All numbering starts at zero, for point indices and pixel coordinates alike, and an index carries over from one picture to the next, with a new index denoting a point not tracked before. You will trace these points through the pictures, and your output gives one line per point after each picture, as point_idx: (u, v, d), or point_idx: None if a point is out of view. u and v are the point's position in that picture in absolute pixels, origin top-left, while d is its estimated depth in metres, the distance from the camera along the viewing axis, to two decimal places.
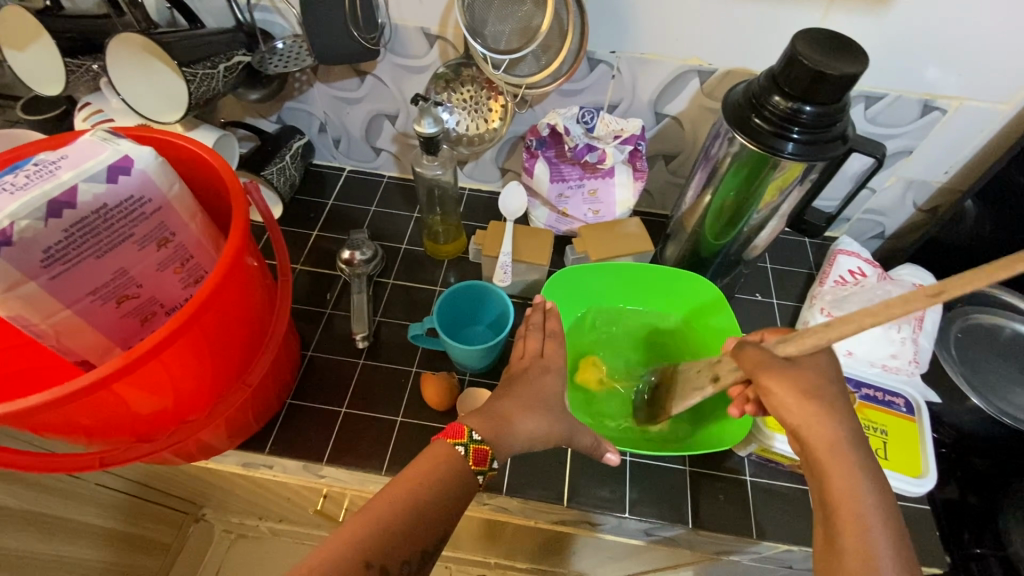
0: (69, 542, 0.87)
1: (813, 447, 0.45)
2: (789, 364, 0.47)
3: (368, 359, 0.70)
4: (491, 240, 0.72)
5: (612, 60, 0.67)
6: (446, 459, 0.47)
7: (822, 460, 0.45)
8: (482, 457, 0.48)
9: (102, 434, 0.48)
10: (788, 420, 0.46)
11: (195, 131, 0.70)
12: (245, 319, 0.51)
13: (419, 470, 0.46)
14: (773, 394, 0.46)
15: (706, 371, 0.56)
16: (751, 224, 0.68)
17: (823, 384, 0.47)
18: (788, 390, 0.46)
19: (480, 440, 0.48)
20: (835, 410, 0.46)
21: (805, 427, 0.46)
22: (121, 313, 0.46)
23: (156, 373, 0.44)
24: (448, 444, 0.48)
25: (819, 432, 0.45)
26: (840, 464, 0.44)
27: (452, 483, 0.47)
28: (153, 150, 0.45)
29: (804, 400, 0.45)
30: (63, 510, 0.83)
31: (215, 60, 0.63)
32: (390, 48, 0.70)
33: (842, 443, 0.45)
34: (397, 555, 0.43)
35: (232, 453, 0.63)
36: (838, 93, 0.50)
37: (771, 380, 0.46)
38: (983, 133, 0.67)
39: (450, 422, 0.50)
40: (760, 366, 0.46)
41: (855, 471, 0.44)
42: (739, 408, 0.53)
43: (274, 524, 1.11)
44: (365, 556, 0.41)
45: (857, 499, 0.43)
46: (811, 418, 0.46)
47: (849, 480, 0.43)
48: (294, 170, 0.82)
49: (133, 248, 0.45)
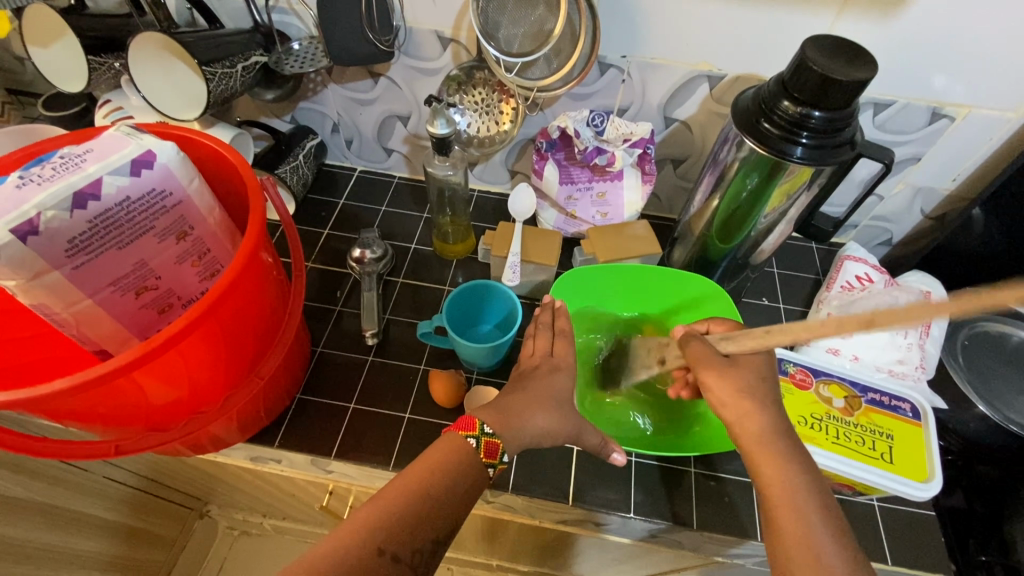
0: (77, 536, 0.88)
1: (745, 442, 0.47)
2: (729, 363, 0.48)
3: (376, 357, 0.71)
4: (500, 240, 0.73)
5: (622, 65, 0.68)
6: (458, 448, 0.48)
7: (754, 454, 0.47)
8: (493, 449, 0.49)
9: (118, 422, 0.49)
10: (724, 414, 0.48)
11: (212, 129, 0.72)
12: (260, 312, 0.52)
13: (429, 461, 0.47)
14: (707, 388, 0.48)
15: (656, 351, 0.60)
16: (759, 229, 0.69)
17: (755, 381, 0.48)
18: (721, 387, 0.47)
19: (491, 433, 0.49)
20: (762, 404, 0.48)
21: (736, 422, 0.48)
22: (140, 304, 0.47)
23: (172, 363, 0.45)
24: (459, 436, 0.49)
25: (748, 425, 0.47)
26: (772, 459, 0.46)
27: (465, 474, 0.47)
28: (175, 146, 0.45)
29: (740, 396, 0.47)
30: (73, 503, 0.85)
31: (233, 60, 0.64)
32: (403, 50, 0.71)
33: (771, 436, 0.47)
34: (409, 543, 0.43)
35: (243, 446, 0.64)
36: (847, 98, 0.50)
37: (709, 375, 0.48)
38: (991, 141, 0.68)
39: (461, 415, 0.51)
40: (699, 360, 0.48)
41: (784, 461, 0.46)
42: (677, 390, 0.59)
43: (277, 522, 1.13)
44: (377, 542, 0.42)
45: (790, 489, 0.45)
46: (744, 411, 0.48)
47: (780, 470, 0.45)
48: (307, 169, 0.83)
49: (153, 240, 0.45)
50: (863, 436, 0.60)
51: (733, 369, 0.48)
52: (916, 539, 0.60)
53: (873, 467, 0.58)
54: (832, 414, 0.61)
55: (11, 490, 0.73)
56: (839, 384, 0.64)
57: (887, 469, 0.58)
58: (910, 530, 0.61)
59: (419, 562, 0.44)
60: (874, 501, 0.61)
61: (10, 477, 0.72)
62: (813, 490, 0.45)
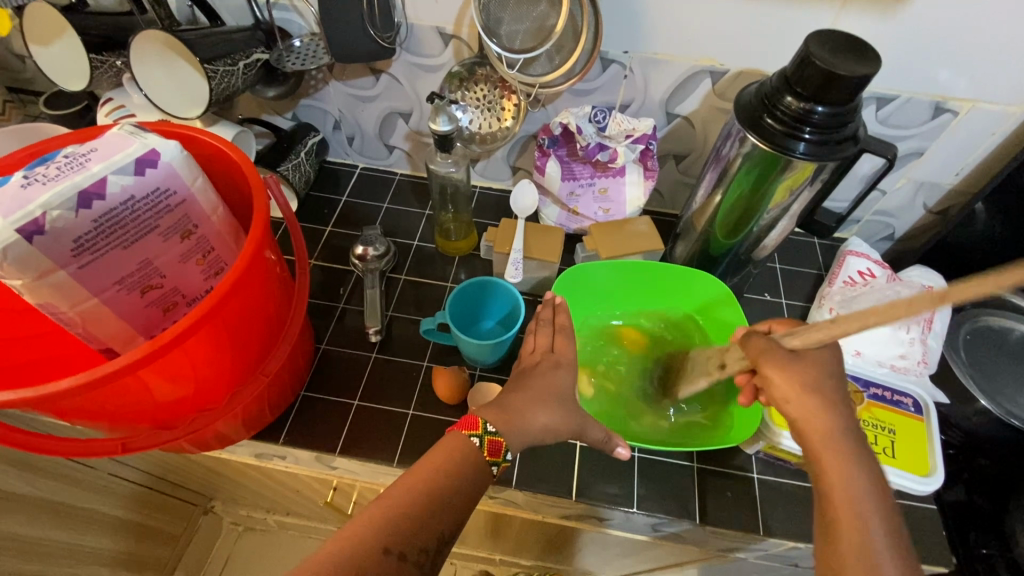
0: (84, 532, 0.89)
1: (809, 438, 0.46)
2: (794, 358, 0.47)
3: (380, 353, 0.71)
4: (502, 237, 0.73)
5: (624, 60, 0.68)
6: (460, 448, 0.49)
7: (816, 451, 0.45)
8: (496, 448, 0.49)
9: (125, 421, 0.48)
10: (787, 411, 0.46)
11: (214, 127, 0.71)
12: (265, 312, 0.52)
13: (435, 459, 0.48)
14: (772, 384, 0.46)
15: (715, 357, 0.58)
16: (761, 224, 0.69)
17: (819, 378, 0.46)
18: (784, 384, 0.46)
19: (494, 431, 0.49)
20: (830, 403, 0.46)
21: (802, 419, 0.46)
22: (145, 302, 0.47)
23: (179, 362, 0.45)
24: (463, 435, 0.50)
25: (816, 422, 0.45)
26: (835, 455, 0.44)
27: (469, 472, 0.48)
28: (179, 145, 0.45)
29: (806, 393, 0.45)
30: (79, 499, 0.85)
31: (235, 57, 0.64)
32: (404, 47, 0.71)
33: (835, 434, 0.45)
34: (415, 541, 0.43)
35: (247, 443, 0.65)
36: (851, 93, 0.50)
37: (773, 369, 0.46)
38: (993, 136, 0.67)
39: (465, 414, 0.52)
40: (765, 355, 0.47)
41: (847, 459, 0.44)
42: (747, 398, 0.54)
43: (281, 517, 1.14)
44: (383, 542, 0.42)
45: (851, 487, 0.43)
46: (810, 408, 0.46)
47: (841, 466, 0.44)
48: (309, 167, 0.83)
49: (157, 239, 0.45)
50: (865, 431, 0.60)
51: (799, 365, 0.46)
52: (916, 532, 0.60)
53: None
54: None
55: (18, 487, 0.74)
56: None
57: (888, 463, 0.58)
58: (911, 524, 0.61)
59: (424, 562, 0.44)
60: None
61: (16, 474, 0.73)
62: (875, 488, 0.43)
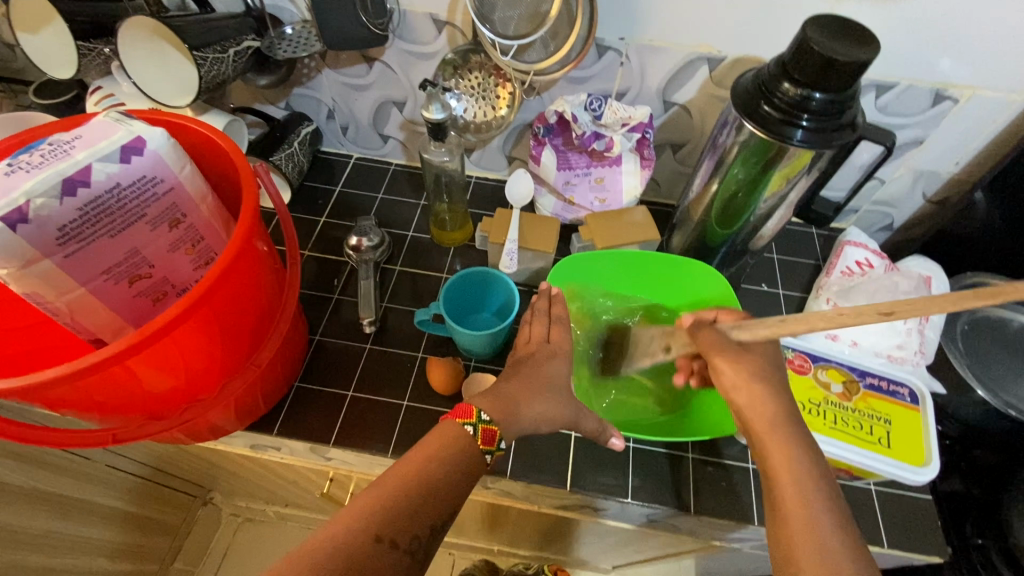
0: (84, 523, 0.89)
1: (754, 425, 0.48)
2: (741, 349, 0.50)
3: (374, 344, 0.71)
4: (497, 227, 0.72)
5: (620, 47, 0.67)
6: (455, 437, 0.48)
7: (761, 439, 0.47)
8: (491, 436, 0.49)
9: (116, 412, 0.48)
10: (736, 400, 0.49)
11: (205, 116, 0.69)
12: (257, 302, 0.51)
13: (428, 448, 0.47)
14: (719, 372, 0.49)
15: (659, 338, 0.64)
16: (758, 214, 0.68)
17: (765, 367, 0.49)
18: (731, 372, 0.49)
19: (489, 420, 0.49)
20: (774, 390, 0.48)
21: (747, 407, 0.48)
22: (134, 292, 0.46)
23: (168, 352, 0.44)
24: (456, 424, 0.49)
25: (761, 410, 0.47)
26: (778, 442, 0.46)
27: (463, 461, 0.48)
28: (166, 132, 0.45)
29: (751, 380, 0.48)
30: (77, 490, 0.85)
31: (225, 44, 0.63)
32: (398, 34, 0.70)
33: (777, 420, 0.47)
34: (408, 529, 0.43)
35: (241, 434, 0.64)
36: (849, 79, 0.49)
37: (722, 360, 0.49)
38: (994, 124, 0.67)
39: (460, 402, 0.51)
40: (715, 346, 0.50)
41: (793, 448, 0.45)
42: (685, 376, 0.60)
43: (280, 508, 1.14)
44: (375, 529, 0.42)
45: (796, 473, 0.44)
46: (755, 397, 0.48)
47: (786, 454, 0.45)
48: (302, 157, 0.82)
49: (145, 228, 0.45)
50: (861, 421, 0.60)
51: (746, 356, 0.49)
52: (911, 521, 0.60)
53: (870, 451, 0.58)
54: (830, 400, 0.61)
55: (14, 479, 0.74)
56: (837, 368, 0.64)
57: (883, 453, 0.58)
58: (906, 513, 0.61)
59: (416, 550, 0.44)
60: (870, 485, 0.61)
61: (12, 466, 0.73)
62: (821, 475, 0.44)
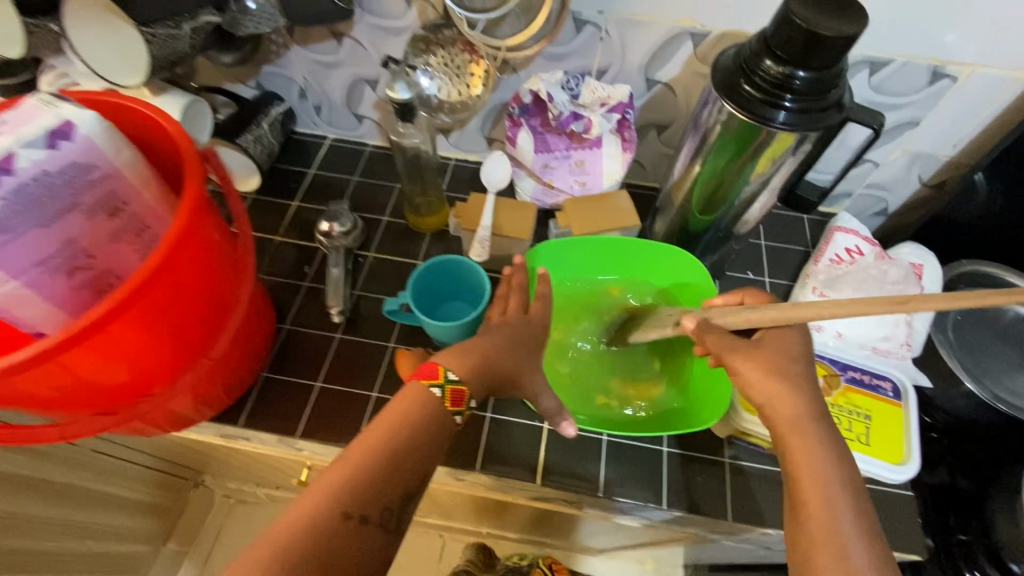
0: (77, 508, 0.88)
1: (778, 426, 0.45)
2: (755, 345, 0.48)
3: (345, 333, 0.69)
4: (469, 213, 0.70)
5: (599, 22, 0.63)
6: (422, 398, 0.47)
7: (785, 439, 0.44)
8: (459, 397, 0.48)
9: (64, 407, 0.46)
10: (754, 398, 0.47)
11: (163, 96, 0.66)
12: (206, 291, 0.49)
13: (393, 414, 0.46)
14: (737, 374, 0.47)
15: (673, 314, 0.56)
16: (742, 197, 0.65)
17: (786, 363, 0.47)
18: (749, 369, 0.47)
19: (456, 380, 0.48)
20: (796, 386, 0.46)
21: (769, 403, 0.46)
22: (73, 285, 0.44)
23: (107, 346, 0.43)
24: (423, 386, 0.48)
25: (783, 408, 0.45)
26: (803, 440, 0.43)
27: (431, 425, 0.47)
28: (97, 115, 0.42)
29: (771, 378, 0.46)
30: (65, 476, 0.84)
31: (178, 19, 0.58)
32: (366, 8, 0.67)
33: (806, 420, 0.44)
34: (377, 502, 0.42)
35: (208, 425, 0.63)
36: (834, 56, 0.46)
37: (738, 360, 0.47)
38: (995, 103, 0.63)
39: (426, 362, 0.50)
40: (727, 347, 0.48)
41: (815, 445, 0.43)
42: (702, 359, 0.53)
43: (271, 491, 1.14)
44: (343, 507, 0.41)
45: (819, 471, 0.42)
46: (777, 393, 0.46)
47: (809, 454, 0.43)
48: (272, 139, 0.80)
49: (81, 217, 0.42)
50: (840, 417, 0.58)
51: (760, 350, 0.47)
52: (891, 517, 0.59)
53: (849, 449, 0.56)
54: None
55: None
56: (819, 362, 0.61)
57: (861, 451, 0.56)
58: (886, 510, 0.59)
59: (388, 521, 0.43)
60: None
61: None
62: (842, 473, 0.42)
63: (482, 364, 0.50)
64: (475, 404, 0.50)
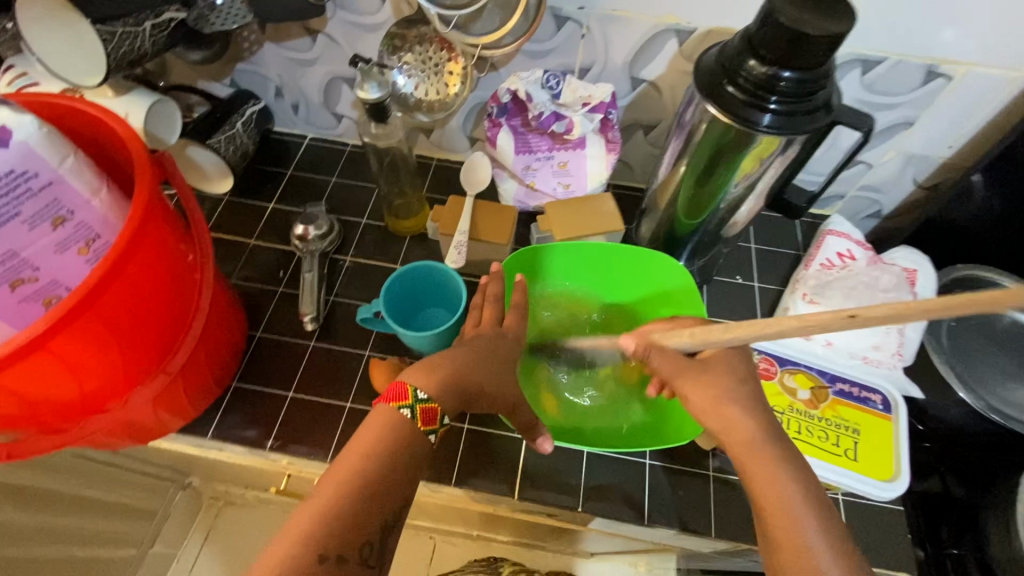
0: (53, 513, 0.85)
1: (733, 448, 0.44)
2: (699, 364, 0.47)
3: (319, 341, 0.67)
4: (447, 217, 0.67)
5: (580, 18, 0.60)
6: (391, 421, 0.45)
7: (742, 460, 0.44)
8: (431, 415, 0.46)
9: (11, 426, 0.44)
10: (708, 424, 0.46)
11: (127, 95, 0.63)
12: (161, 301, 0.46)
13: (365, 442, 0.44)
14: (687, 398, 0.46)
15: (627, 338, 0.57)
16: (729, 200, 0.62)
17: (732, 382, 0.46)
18: (699, 395, 0.46)
19: (426, 399, 0.46)
20: (747, 406, 0.45)
21: (721, 427, 0.45)
22: (19, 298, 0.41)
23: (51, 365, 0.40)
24: (392, 407, 0.46)
25: (735, 432, 0.44)
26: (758, 462, 0.43)
27: (403, 452, 0.45)
28: (36, 119, 0.40)
29: (719, 402, 0.45)
30: (43, 481, 0.82)
31: (139, 16, 0.56)
32: (338, 3, 0.64)
33: (757, 440, 0.44)
34: (355, 540, 0.41)
35: (176, 436, 0.61)
36: (820, 56, 0.44)
37: (687, 386, 0.46)
38: (992, 103, 0.60)
39: (392, 382, 0.48)
40: (675, 372, 0.46)
41: (773, 463, 0.42)
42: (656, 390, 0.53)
43: (260, 493, 1.09)
44: (320, 549, 0.40)
45: (779, 491, 0.41)
46: (728, 417, 0.45)
47: (769, 473, 0.42)
48: (247, 139, 0.76)
49: (22, 228, 0.40)
50: (827, 431, 0.56)
51: (705, 371, 0.46)
52: (881, 533, 0.57)
53: (836, 465, 0.54)
54: (795, 407, 0.57)
55: None
56: (805, 372, 0.59)
57: (850, 467, 0.54)
58: (876, 525, 0.57)
59: (369, 557, 0.42)
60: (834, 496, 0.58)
61: None
62: (804, 487, 0.41)
63: (453, 379, 0.48)
64: (449, 420, 0.49)
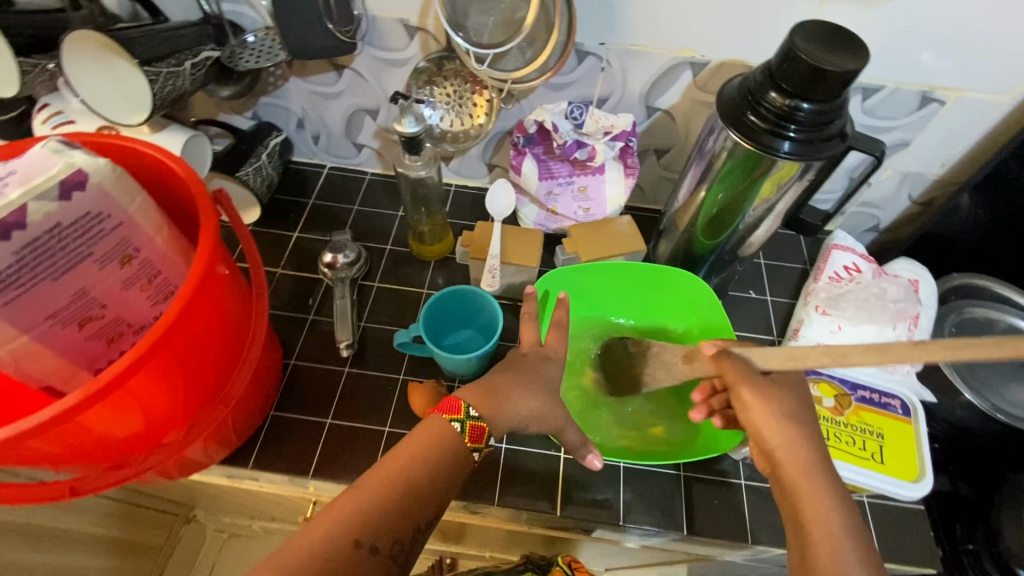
0: (61, 552, 0.83)
1: (785, 466, 0.47)
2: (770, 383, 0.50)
3: (354, 367, 0.68)
4: (477, 243, 0.69)
5: (601, 53, 0.64)
6: (442, 436, 0.47)
7: (791, 478, 0.47)
8: (478, 433, 0.48)
9: (75, 465, 0.44)
10: (768, 439, 0.49)
11: (162, 132, 0.65)
12: (222, 334, 0.48)
13: (414, 444, 0.46)
14: (749, 409, 0.49)
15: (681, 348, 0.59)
16: (746, 222, 0.66)
17: (799, 407, 0.49)
18: (762, 408, 0.48)
19: (476, 416, 0.48)
20: (805, 431, 0.49)
21: (778, 446, 0.48)
22: (85, 335, 0.43)
23: (127, 402, 0.41)
24: (443, 420, 0.48)
25: (793, 449, 0.47)
26: (809, 483, 0.46)
27: (449, 460, 0.47)
28: (110, 162, 0.41)
29: (781, 421, 0.48)
30: (54, 519, 0.80)
31: (180, 57, 0.59)
32: (368, 41, 0.67)
33: (809, 462, 0.47)
34: (389, 533, 0.42)
35: (215, 467, 0.61)
36: (838, 89, 0.48)
37: (751, 395, 0.48)
38: (981, 124, 0.65)
39: (447, 397, 0.50)
40: (742, 378, 0.49)
41: (824, 487, 0.45)
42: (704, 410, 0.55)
43: (267, 523, 1.03)
44: (355, 534, 0.41)
45: (825, 508, 0.44)
46: (785, 436, 0.48)
47: (815, 489, 0.45)
48: (272, 169, 0.78)
49: (93, 267, 0.41)
50: (853, 436, 0.59)
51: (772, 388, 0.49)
52: (904, 531, 0.60)
53: (864, 468, 0.57)
54: (822, 414, 0.60)
55: None
56: (829, 382, 0.63)
57: (877, 469, 0.57)
58: (900, 524, 0.60)
59: (399, 555, 0.43)
60: (861, 499, 0.61)
61: None
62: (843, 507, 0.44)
63: (503, 400, 0.50)
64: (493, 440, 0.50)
